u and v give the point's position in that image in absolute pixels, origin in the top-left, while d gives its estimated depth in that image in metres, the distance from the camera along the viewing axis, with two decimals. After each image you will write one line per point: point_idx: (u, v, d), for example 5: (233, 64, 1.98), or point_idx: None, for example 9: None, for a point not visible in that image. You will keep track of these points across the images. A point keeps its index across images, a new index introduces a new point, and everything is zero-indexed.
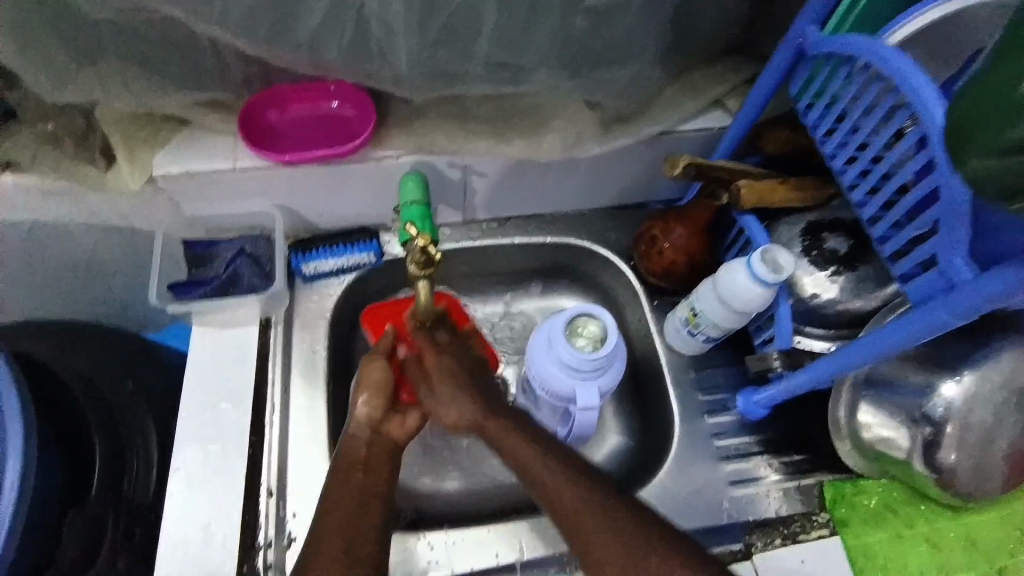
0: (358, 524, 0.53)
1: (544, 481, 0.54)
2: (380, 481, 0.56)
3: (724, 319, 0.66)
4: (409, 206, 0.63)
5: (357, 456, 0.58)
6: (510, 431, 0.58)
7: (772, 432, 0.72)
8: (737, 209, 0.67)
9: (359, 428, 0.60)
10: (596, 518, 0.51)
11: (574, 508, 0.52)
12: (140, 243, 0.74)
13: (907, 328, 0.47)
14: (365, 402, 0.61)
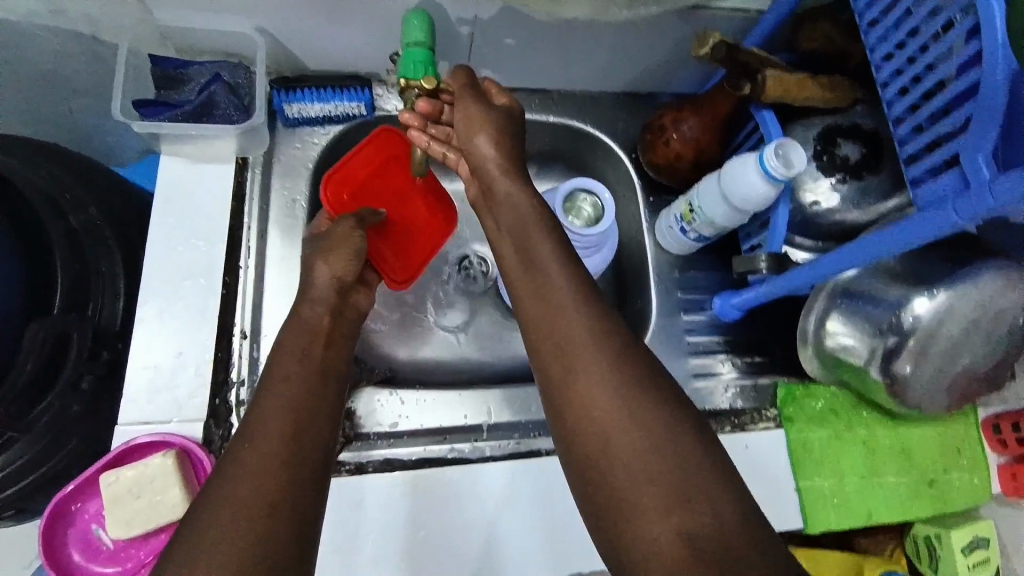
0: (311, 395, 0.49)
1: (571, 333, 0.47)
2: (340, 356, 0.54)
3: (721, 216, 0.65)
4: (411, 49, 0.57)
5: (317, 329, 0.54)
6: (546, 255, 0.51)
7: (742, 335, 0.74)
8: (759, 103, 0.64)
9: (311, 302, 0.55)
10: (612, 395, 0.44)
11: (592, 373, 0.45)
12: (104, 57, 0.66)
13: (907, 232, 0.47)
14: (330, 269, 0.57)
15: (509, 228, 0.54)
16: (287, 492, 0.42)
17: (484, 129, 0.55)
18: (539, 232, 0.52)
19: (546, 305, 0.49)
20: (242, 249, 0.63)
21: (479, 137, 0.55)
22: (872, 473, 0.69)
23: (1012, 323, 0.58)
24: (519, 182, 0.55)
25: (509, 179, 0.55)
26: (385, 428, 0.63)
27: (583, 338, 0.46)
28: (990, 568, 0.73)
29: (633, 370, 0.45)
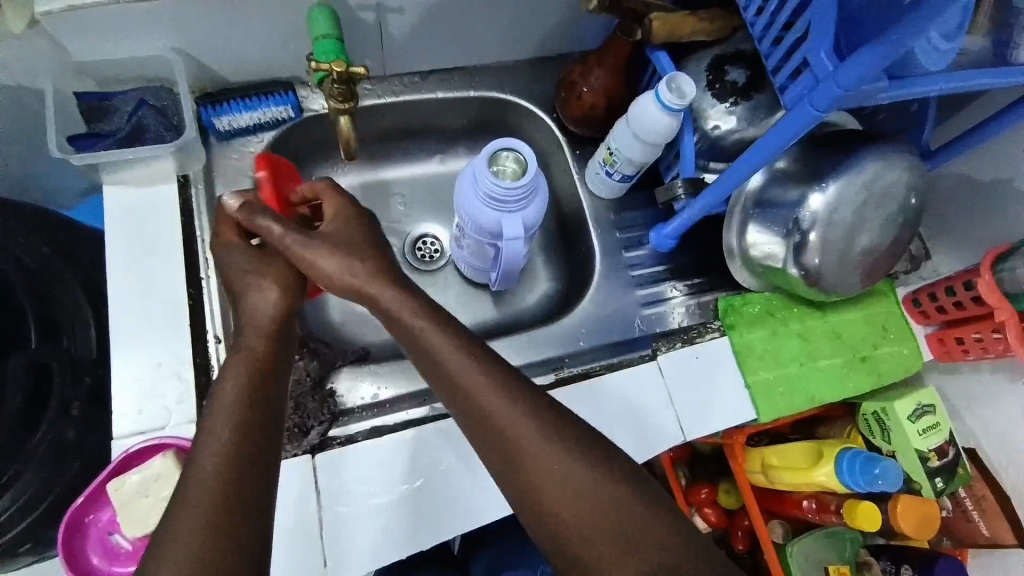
0: (251, 417, 0.49)
1: (455, 370, 0.51)
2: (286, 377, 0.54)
3: (638, 153, 0.71)
4: (321, 42, 0.61)
5: (256, 362, 0.52)
6: (404, 312, 0.55)
7: (681, 260, 0.81)
8: (651, 45, 0.70)
9: (250, 332, 0.55)
10: (496, 393, 0.50)
11: (472, 386, 0.50)
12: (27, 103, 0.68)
13: (783, 132, 0.53)
14: (271, 298, 0.56)
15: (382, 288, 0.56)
16: (229, 535, 0.43)
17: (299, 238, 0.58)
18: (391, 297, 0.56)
19: (418, 339, 0.54)
20: (201, 260, 0.67)
21: (314, 257, 0.57)
22: (809, 359, 0.77)
23: (898, 199, 0.66)
24: (361, 259, 0.57)
25: (328, 255, 0.57)
26: (366, 400, 0.67)
27: (466, 366, 0.51)
28: (941, 431, 0.82)
29: (524, 403, 0.50)
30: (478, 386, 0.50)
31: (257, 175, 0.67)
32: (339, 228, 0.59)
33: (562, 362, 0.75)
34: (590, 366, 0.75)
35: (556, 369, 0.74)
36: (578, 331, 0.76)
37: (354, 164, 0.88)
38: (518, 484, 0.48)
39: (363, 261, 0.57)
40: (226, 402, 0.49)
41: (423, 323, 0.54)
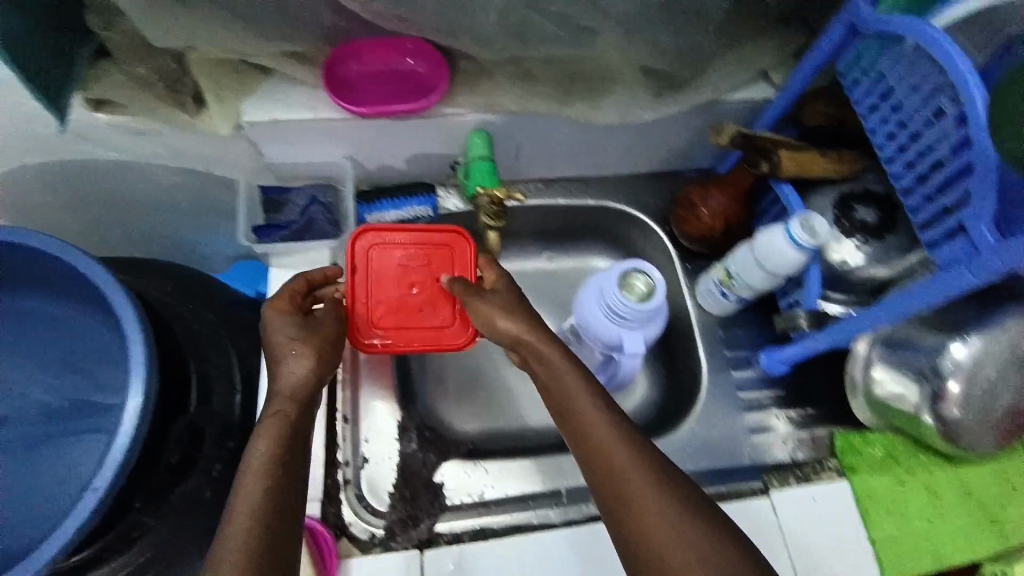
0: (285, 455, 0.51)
1: (577, 400, 0.56)
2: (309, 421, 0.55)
3: (759, 280, 0.72)
4: (476, 161, 0.68)
5: (284, 435, 0.52)
6: (544, 346, 0.59)
7: (793, 387, 0.79)
8: (776, 178, 0.72)
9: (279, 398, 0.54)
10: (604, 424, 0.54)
11: (588, 417, 0.55)
12: (213, 188, 0.79)
13: (929, 291, 0.54)
14: (309, 365, 0.56)
15: (538, 334, 0.60)
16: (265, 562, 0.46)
17: (493, 311, 0.61)
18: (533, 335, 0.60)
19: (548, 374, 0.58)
20: None
21: (493, 315, 0.61)
22: (938, 516, 0.71)
23: None
24: (527, 314, 0.61)
25: (502, 311, 0.61)
26: (474, 498, 0.68)
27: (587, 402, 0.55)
28: None
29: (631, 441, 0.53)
30: (597, 418, 0.54)
31: (442, 239, 0.70)
32: (506, 292, 0.64)
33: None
34: None
35: None
36: (685, 451, 0.75)
37: None
38: (636, 537, 0.49)
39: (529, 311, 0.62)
40: (254, 461, 0.49)
41: (553, 357, 0.58)
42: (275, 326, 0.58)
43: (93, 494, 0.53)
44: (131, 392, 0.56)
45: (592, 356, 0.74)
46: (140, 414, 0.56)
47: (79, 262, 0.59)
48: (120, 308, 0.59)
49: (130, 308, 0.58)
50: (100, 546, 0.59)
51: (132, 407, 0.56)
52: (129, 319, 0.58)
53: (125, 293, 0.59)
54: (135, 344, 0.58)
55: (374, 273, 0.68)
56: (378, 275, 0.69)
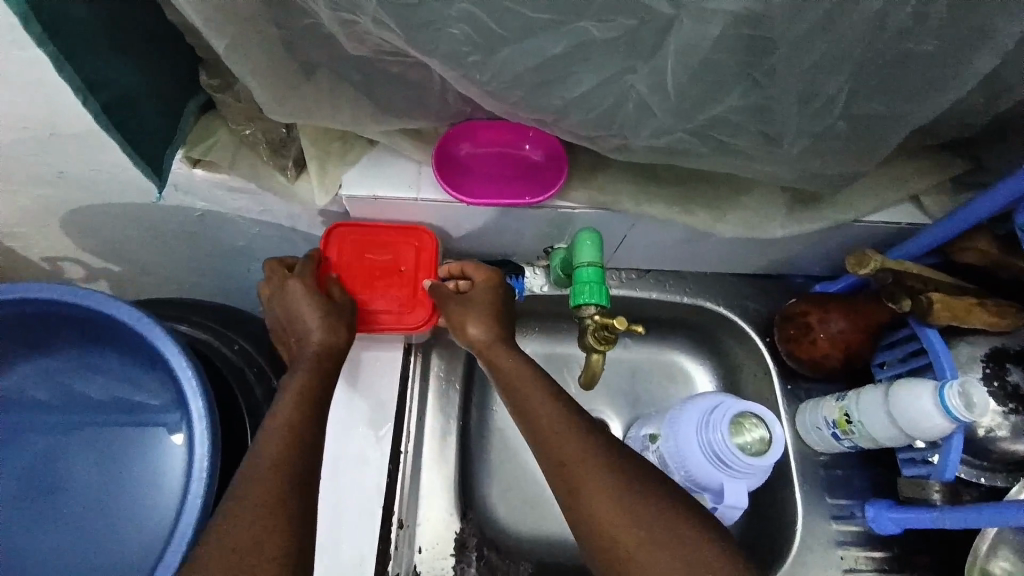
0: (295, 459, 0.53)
1: (546, 417, 0.57)
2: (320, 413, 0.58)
3: (887, 435, 0.63)
4: (585, 268, 0.61)
5: (309, 398, 0.57)
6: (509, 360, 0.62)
7: (900, 550, 0.70)
8: (921, 319, 0.64)
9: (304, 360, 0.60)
10: (578, 445, 0.55)
11: (560, 437, 0.56)
12: (295, 241, 0.76)
13: None
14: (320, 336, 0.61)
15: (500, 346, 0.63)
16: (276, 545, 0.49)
17: (472, 319, 0.65)
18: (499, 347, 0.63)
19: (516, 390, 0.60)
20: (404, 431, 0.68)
21: (469, 320, 0.65)
22: None
23: None
24: (499, 324, 0.65)
25: (474, 315, 0.65)
26: None
27: (555, 422, 0.57)
28: None
29: (608, 463, 0.54)
30: (570, 440, 0.55)
31: (401, 231, 0.68)
32: (483, 298, 0.67)
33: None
34: None
35: None
36: None
37: (542, 333, 0.88)
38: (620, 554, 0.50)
39: (498, 323, 0.65)
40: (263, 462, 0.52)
41: (520, 376, 0.61)
42: (297, 301, 0.62)
43: None
44: (190, 496, 0.54)
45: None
46: (196, 526, 0.53)
47: (162, 343, 0.57)
48: (191, 401, 0.56)
49: (200, 400, 0.56)
50: None
51: (190, 516, 0.54)
52: (199, 415, 0.56)
53: (201, 386, 0.57)
54: (200, 443, 0.56)
55: (344, 257, 0.67)
56: (352, 258, 0.67)
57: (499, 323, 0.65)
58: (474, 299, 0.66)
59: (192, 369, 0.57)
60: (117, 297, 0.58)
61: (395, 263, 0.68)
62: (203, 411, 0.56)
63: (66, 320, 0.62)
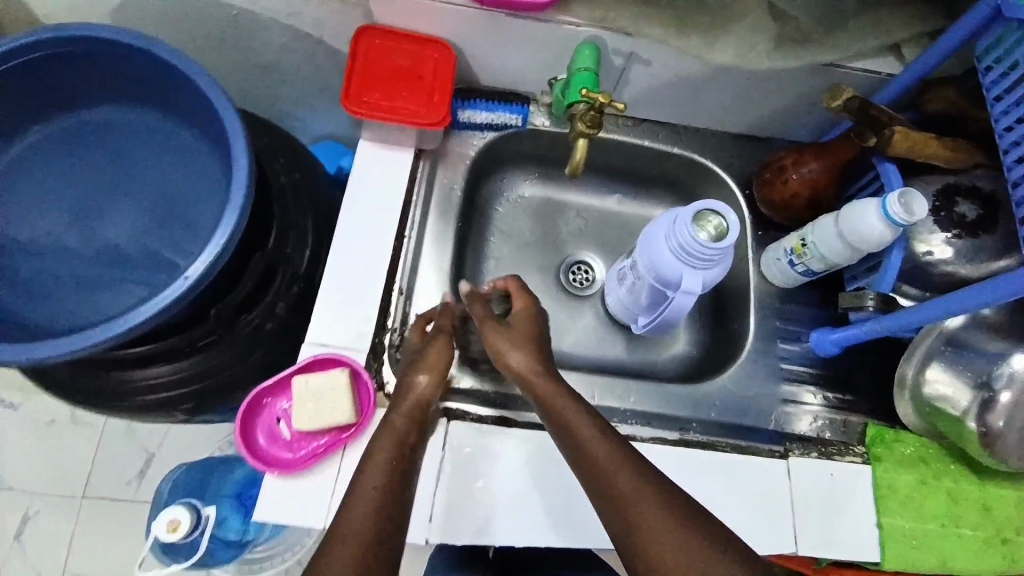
0: (382, 493, 0.51)
1: (579, 434, 0.57)
2: (410, 447, 0.56)
3: (834, 252, 0.71)
4: (579, 72, 0.68)
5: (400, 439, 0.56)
6: (522, 358, 0.63)
7: (835, 371, 0.79)
8: (882, 154, 0.70)
9: (412, 404, 0.60)
10: (593, 430, 0.56)
11: (584, 445, 0.56)
12: (322, 57, 0.84)
13: (959, 300, 0.58)
14: (428, 376, 0.62)
15: (537, 368, 0.62)
16: None
17: (514, 347, 0.63)
18: (519, 350, 0.63)
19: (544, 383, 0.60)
20: (409, 221, 0.78)
21: (507, 350, 0.63)
22: (952, 523, 0.70)
23: None
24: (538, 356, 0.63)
25: (518, 345, 0.64)
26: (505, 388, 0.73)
27: (579, 417, 0.57)
28: None
29: (633, 481, 0.53)
30: (590, 432, 0.56)
31: (424, 40, 0.74)
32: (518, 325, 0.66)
33: (633, 432, 0.72)
34: (718, 440, 0.74)
35: (683, 429, 0.74)
36: (713, 402, 0.76)
37: (542, 177, 0.94)
38: None
39: (536, 352, 0.64)
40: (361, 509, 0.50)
41: (548, 387, 0.60)
42: (430, 347, 0.64)
43: (172, 293, 0.60)
44: (228, 220, 0.62)
45: (641, 291, 0.78)
46: (225, 246, 0.61)
47: (211, 91, 0.65)
48: (235, 141, 0.64)
49: (242, 144, 0.63)
50: (167, 344, 0.68)
51: (222, 234, 0.61)
52: (242, 155, 0.63)
53: (242, 133, 0.64)
54: (240, 178, 0.63)
55: (369, 56, 0.72)
56: (376, 54, 0.73)
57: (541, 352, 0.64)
58: (513, 332, 0.65)
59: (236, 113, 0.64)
60: (173, 47, 0.66)
61: (412, 65, 0.73)
62: (246, 153, 0.63)
63: (135, 70, 0.71)
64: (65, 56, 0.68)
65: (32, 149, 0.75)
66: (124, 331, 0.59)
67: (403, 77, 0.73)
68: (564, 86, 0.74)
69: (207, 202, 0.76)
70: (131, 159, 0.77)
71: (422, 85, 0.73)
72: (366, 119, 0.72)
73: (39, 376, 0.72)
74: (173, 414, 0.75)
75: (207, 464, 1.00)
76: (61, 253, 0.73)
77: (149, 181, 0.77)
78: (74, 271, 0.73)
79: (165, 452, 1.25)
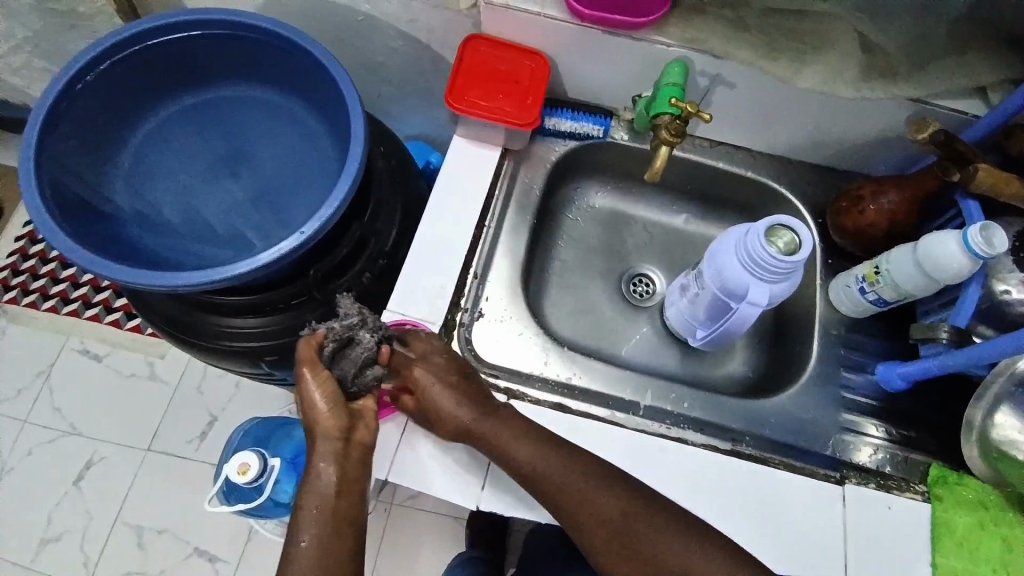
0: (333, 520, 0.58)
1: (531, 463, 0.64)
2: (355, 483, 0.60)
3: (910, 280, 0.70)
4: (666, 87, 0.73)
5: (339, 475, 0.59)
6: (449, 405, 0.66)
7: (898, 406, 0.77)
8: (964, 191, 0.71)
9: (324, 439, 0.59)
10: (540, 457, 0.64)
11: (535, 469, 0.64)
12: (427, 61, 0.92)
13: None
14: (328, 404, 0.60)
15: (476, 414, 0.66)
16: None
17: (439, 391, 0.66)
18: (439, 384, 0.67)
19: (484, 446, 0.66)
20: (490, 213, 0.84)
21: (438, 401, 0.66)
22: (1004, 569, 0.67)
23: None
24: (476, 406, 0.66)
25: (448, 401, 0.66)
26: (563, 378, 0.77)
27: (523, 448, 0.64)
28: None
29: (592, 489, 0.63)
30: (538, 457, 0.64)
31: (524, 50, 0.81)
32: (428, 364, 0.68)
33: (684, 435, 0.74)
34: (770, 456, 0.74)
35: (735, 440, 0.75)
36: (767, 420, 0.76)
37: (614, 190, 0.98)
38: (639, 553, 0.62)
39: (475, 399, 0.67)
40: (307, 559, 0.56)
41: (497, 430, 0.65)
42: (313, 392, 0.60)
43: (285, 246, 0.67)
44: (338, 188, 0.69)
45: (702, 304, 0.80)
46: (335, 210, 0.69)
47: (338, 76, 0.74)
48: (354, 121, 0.72)
49: (360, 125, 0.71)
50: (268, 296, 0.76)
51: (333, 200, 0.69)
52: (359, 134, 0.71)
53: (361, 115, 0.72)
54: (355, 154, 0.71)
55: (474, 60, 0.80)
56: (480, 60, 0.80)
57: (460, 374, 0.68)
58: (433, 404, 0.66)
59: (357, 97, 0.72)
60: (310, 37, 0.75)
61: (511, 72, 0.80)
62: (362, 135, 0.71)
63: (271, 54, 0.81)
64: (218, 37, 0.80)
65: (173, 116, 0.86)
66: (241, 275, 0.66)
67: (502, 82, 0.80)
68: (650, 100, 0.78)
69: (314, 178, 0.85)
70: (256, 135, 0.87)
71: (517, 90, 0.80)
72: (464, 115, 0.78)
73: (152, 315, 0.81)
74: (257, 365, 0.82)
75: (270, 425, 1.06)
76: (187, 207, 0.83)
77: (266, 154, 0.86)
78: (193, 226, 0.82)
79: (226, 418, 1.33)
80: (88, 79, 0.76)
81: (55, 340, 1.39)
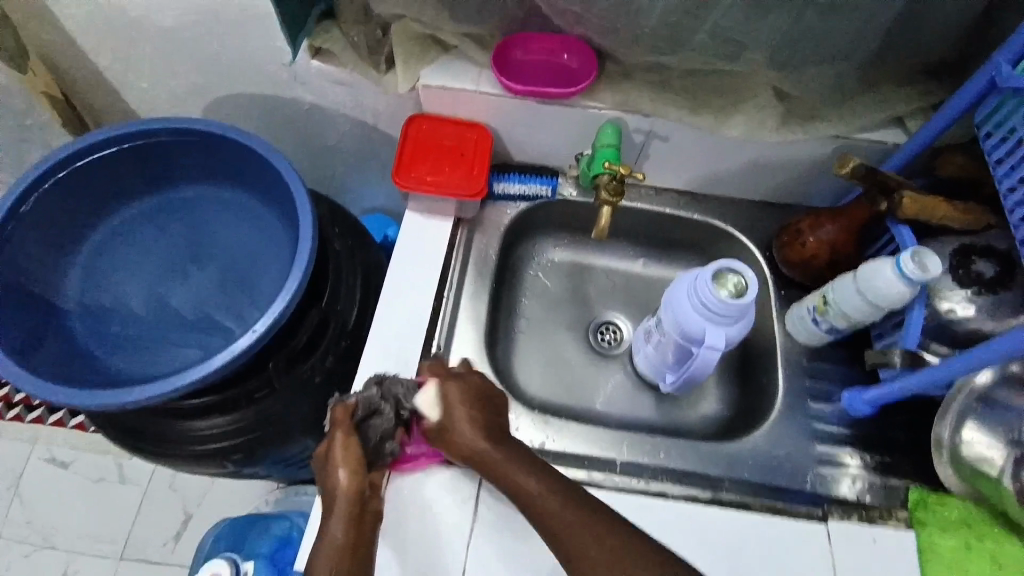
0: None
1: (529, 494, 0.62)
2: (365, 543, 0.60)
3: (856, 309, 0.72)
4: (603, 148, 0.76)
5: (348, 539, 0.59)
6: (463, 428, 0.65)
7: (869, 430, 0.78)
8: (894, 217, 0.74)
9: (341, 502, 0.60)
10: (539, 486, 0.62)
11: (533, 501, 0.62)
12: (376, 140, 0.95)
13: (978, 353, 0.59)
14: (348, 474, 0.61)
15: (486, 441, 0.64)
16: None
17: (462, 420, 0.65)
18: (460, 410, 0.66)
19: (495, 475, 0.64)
20: (449, 281, 0.85)
21: (456, 430, 0.65)
22: None
23: None
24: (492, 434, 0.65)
25: (467, 431, 0.65)
26: (536, 444, 0.76)
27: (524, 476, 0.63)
28: None
29: (584, 522, 0.60)
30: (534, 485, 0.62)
31: (466, 124, 0.84)
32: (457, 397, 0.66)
33: (664, 488, 0.73)
34: (752, 500, 0.73)
35: (714, 487, 0.74)
36: (745, 461, 0.76)
37: (571, 244, 1.00)
38: None
39: (490, 425, 0.66)
40: None
41: (505, 459, 0.64)
42: (336, 453, 0.62)
43: (240, 344, 0.67)
44: (291, 279, 0.70)
45: (665, 350, 0.81)
46: (288, 303, 0.69)
47: (284, 171, 0.75)
48: (302, 212, 0.73)
49: (309, 214, 0.72)
50: (228, 394, 0.74)
51: (286, 292, 0.69)
52: (307, 224, 0.72)
53: (309, 205, 0.73)
54: (305, 244, 0.72)
55: (417, 138, 0.83)
56: (424, 136, 0.83)
57: (480, 403, 0.66)
58: (459, 434, 0.65)
59: (304, 189, 0.74)
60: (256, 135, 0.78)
61: (455, 145, 0.83)
62: (311, 225, 0.72)
63: (220, 152, 0.83)
64: (166, 142, 0.81)
65: (125, 221, 0.86)
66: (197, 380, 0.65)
67: (447, 155, 0.82)
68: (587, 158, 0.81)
69: (270, 267, 0.85)
70: (210, 231, 0.88)
71: (463, 162, 0.82)
72: (413, 190, 0.80)
73: (112, 427, 0.79)
74: (225, 465, 0.80)
75: (246, 520, 1.02)
76: (144, 311, 0.83)
77: (222, 248, 0.87)
78: (152, 329, 0.82)
79: (203, 514, 1.28)
80: (33, 198, 0.76)
81: (19, 450, 1.34)
